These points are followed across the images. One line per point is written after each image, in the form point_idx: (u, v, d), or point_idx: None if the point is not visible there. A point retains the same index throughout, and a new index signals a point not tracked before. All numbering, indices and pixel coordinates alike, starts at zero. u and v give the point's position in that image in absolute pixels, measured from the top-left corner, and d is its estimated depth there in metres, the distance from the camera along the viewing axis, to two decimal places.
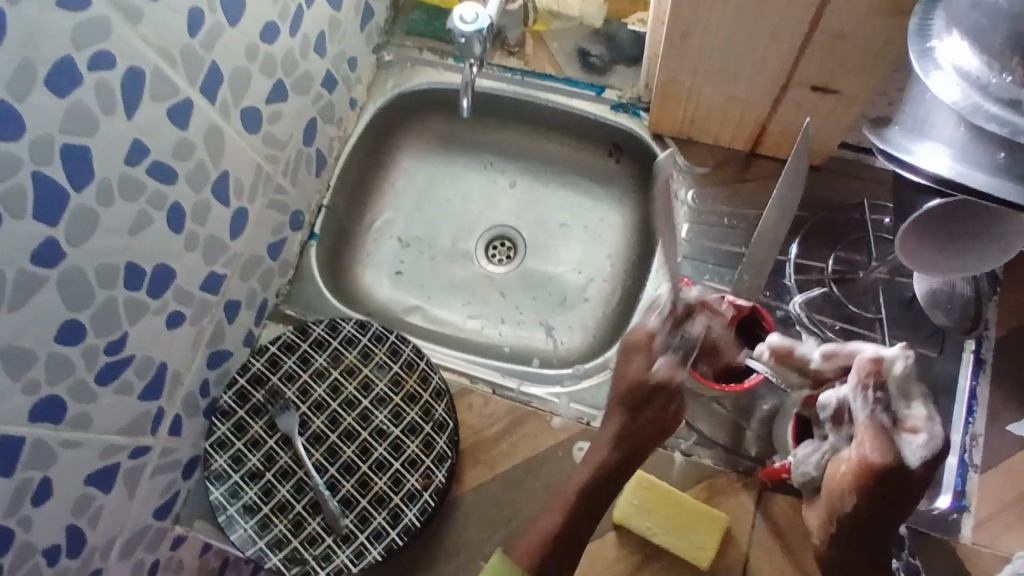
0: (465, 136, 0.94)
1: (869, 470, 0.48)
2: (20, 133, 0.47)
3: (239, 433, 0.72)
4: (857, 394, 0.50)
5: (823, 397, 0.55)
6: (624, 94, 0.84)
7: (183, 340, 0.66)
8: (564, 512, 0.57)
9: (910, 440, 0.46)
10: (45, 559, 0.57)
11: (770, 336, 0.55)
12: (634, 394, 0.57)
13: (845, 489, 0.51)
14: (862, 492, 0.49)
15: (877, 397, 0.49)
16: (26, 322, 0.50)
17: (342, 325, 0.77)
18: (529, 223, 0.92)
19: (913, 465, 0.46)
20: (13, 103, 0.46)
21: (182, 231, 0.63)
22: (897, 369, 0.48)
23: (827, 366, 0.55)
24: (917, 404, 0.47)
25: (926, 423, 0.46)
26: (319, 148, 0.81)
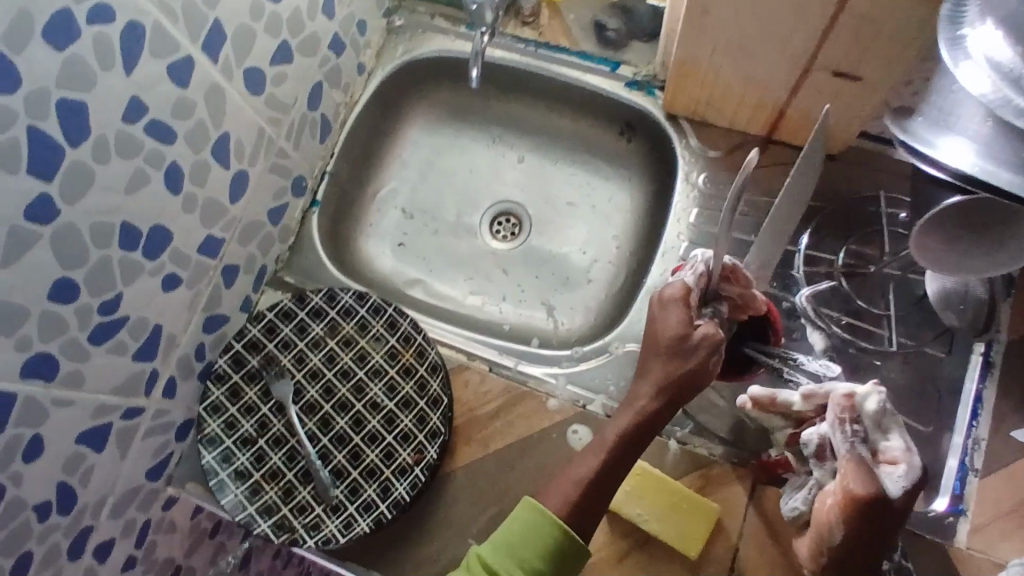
0: (474, 107, 0.91)
1: (858, 499, 0.52)
2: (15, 86, 0.46)
3: (233, 399, 0.72)
4: (836, 429, 0.56)
5: (806, 434, 0.59)
6: (639, 71, 0.81)
7: (179, 302, 0.66)
8: (600, 459, 0.58)
9: (891, 471, 0.53)
10: (36, 515, 0.57)
11: (752, 387, 0.61)
12: (672, 347, 0.60)
13: (834, 519, 0.54)
14: (854, 520, 0.53)
15: (855, 430, 0.55)
16: (17, 278, 0.50)
17: (340, 295, 0.76)
18: (535, 199, 0.90)
19: (895, 496, 0.52)
20: (9, 55, 0.45)
21: (180, 193, 0.62)
22: (874, 405, 0.54)
23: (808, 408, 0.60)
24: (893, 438, 0.54)
25: (905, 455, 0.53)
26: (324, 113, 0.79)
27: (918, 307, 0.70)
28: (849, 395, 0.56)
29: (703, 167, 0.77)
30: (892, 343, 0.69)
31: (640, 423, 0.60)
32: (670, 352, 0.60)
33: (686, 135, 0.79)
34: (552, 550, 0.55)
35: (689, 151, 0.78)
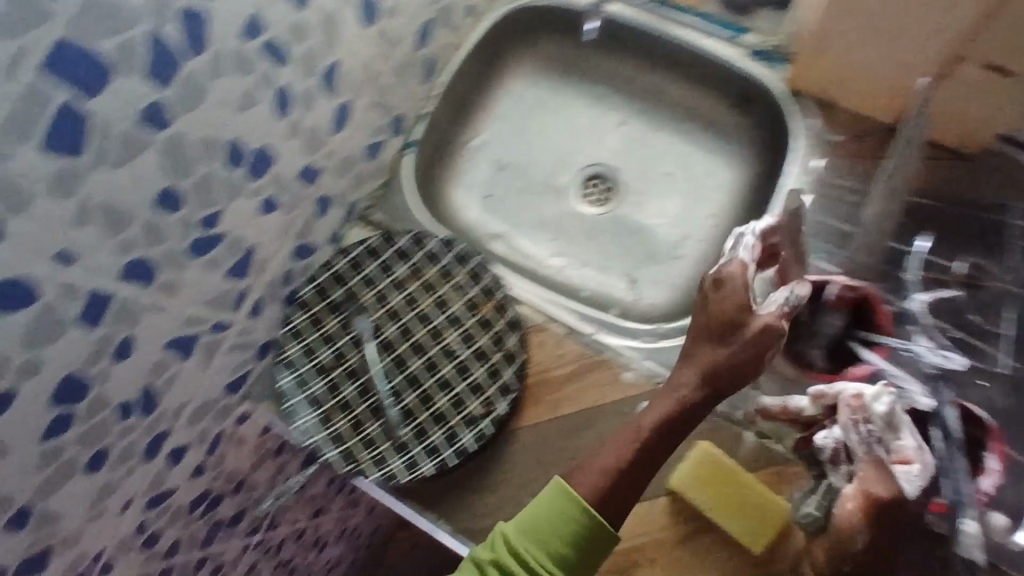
0: (582, 64, 0.88)
1: (877, 501, 0.48)
2: None
3: (314, 327, 0.73)
4: (851, 429, 0.51)
5: (818, 439, 0.54)
6: (767, 41, 0.77)
7: (273, 226, 0.66)
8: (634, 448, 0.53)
9: (905, 471, 0.48)
10: (119, 412, 0.59)
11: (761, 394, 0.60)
12: (721, 329, 0.53)
13: (854, 528, 0.49)
14: (874, 524, 0.48)
15: (869, 431, 0.50)
16: (126, 182, 0.50)
17: (428, 240, 0.77)
18: (632, 164, 0.86)
19: (911, 497, 0.48)
20: None
21: (286, 117, 0.61)
22: (885, 405, 0.50)
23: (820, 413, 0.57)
24: (906, 437, 0.50)
25: (918, 453, 0.49)
26: (431, 53, 0.78)
27: None
28: (858, 395, 0.51)
29: (821, 153, 0.73)
30: (1006, 367, 0.62)
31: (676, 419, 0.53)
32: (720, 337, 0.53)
33: (809, 117, 0.75)
34: (576, 536, 0.51)
35: (810, 134, 0.74)
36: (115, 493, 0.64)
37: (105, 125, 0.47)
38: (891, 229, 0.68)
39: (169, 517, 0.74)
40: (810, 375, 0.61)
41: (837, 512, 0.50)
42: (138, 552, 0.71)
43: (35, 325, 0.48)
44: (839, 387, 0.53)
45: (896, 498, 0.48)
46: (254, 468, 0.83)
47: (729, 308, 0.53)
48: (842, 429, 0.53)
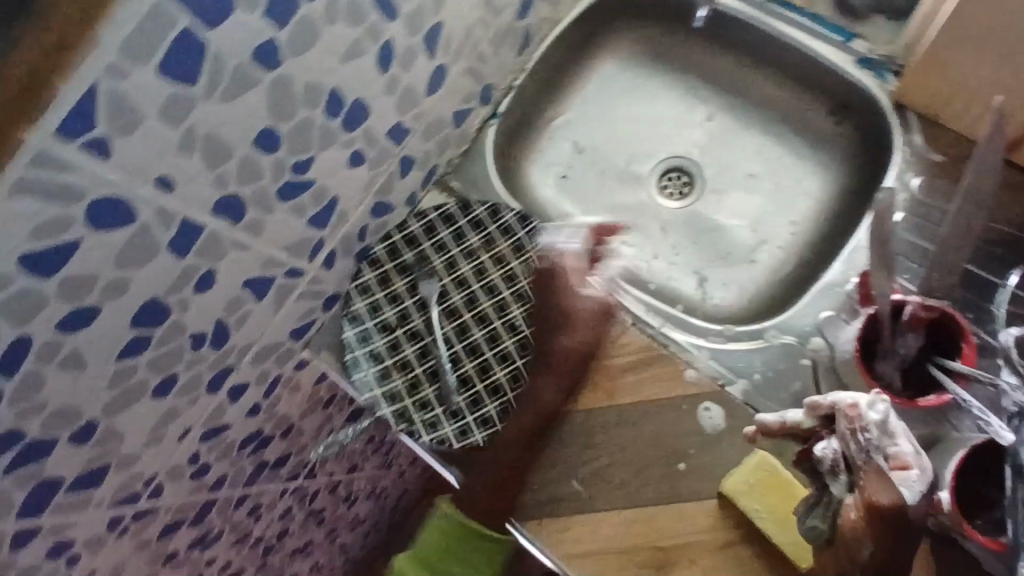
0: (675, 54, 0.87)
1: (883, 510, 0.50)
2: None
3: (382, 285, 0.75)
4: (851, 440, 0.53)
5: (818, 449, 0.55)
6: (876, 49, 0.74)
7: (358, 180, 0.67)
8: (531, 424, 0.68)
9: (906, 477, 0.52)
10: (191, 342, 0.60)
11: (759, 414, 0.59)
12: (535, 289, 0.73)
13: (861, 535, 0.52)
14: (878, 530, 0.51)
15: (868, 439, 0.53)
16: (232, 117, 0.50)
17: (504, 212, 0.77)
18: (715, 162, 0.84)
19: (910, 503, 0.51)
20: None
21: (387, 73, 0.62)
22: (879, 413, 0.53)
23: (819, 425, 0.57)
24: (902, 441, 0.53)
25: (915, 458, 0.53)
26: (529, 26, 0.77)
27: None
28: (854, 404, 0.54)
29: (919, 169, 0.69)
30: None
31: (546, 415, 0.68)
32: (582, 343, 0.69)
33: (911, 132, 0.71)
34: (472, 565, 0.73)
35: (909, 149, 0.70)
36: (175, 420, 0.65)
37: (216, 55, 0.46)
38: (981, 257, 0.66)
39: (219, 452, 0.75)
40: (884, 395, 0.59)
41: (841, 519, 0.53)
42: (188, 481, 0.73)
43: (129, 245, 0.49)
44: (833, 396, 0.55)
45: (897, 504, 0.50)
46: (304, 415, 0.85)
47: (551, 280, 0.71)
48: (839, 441, 0.54)
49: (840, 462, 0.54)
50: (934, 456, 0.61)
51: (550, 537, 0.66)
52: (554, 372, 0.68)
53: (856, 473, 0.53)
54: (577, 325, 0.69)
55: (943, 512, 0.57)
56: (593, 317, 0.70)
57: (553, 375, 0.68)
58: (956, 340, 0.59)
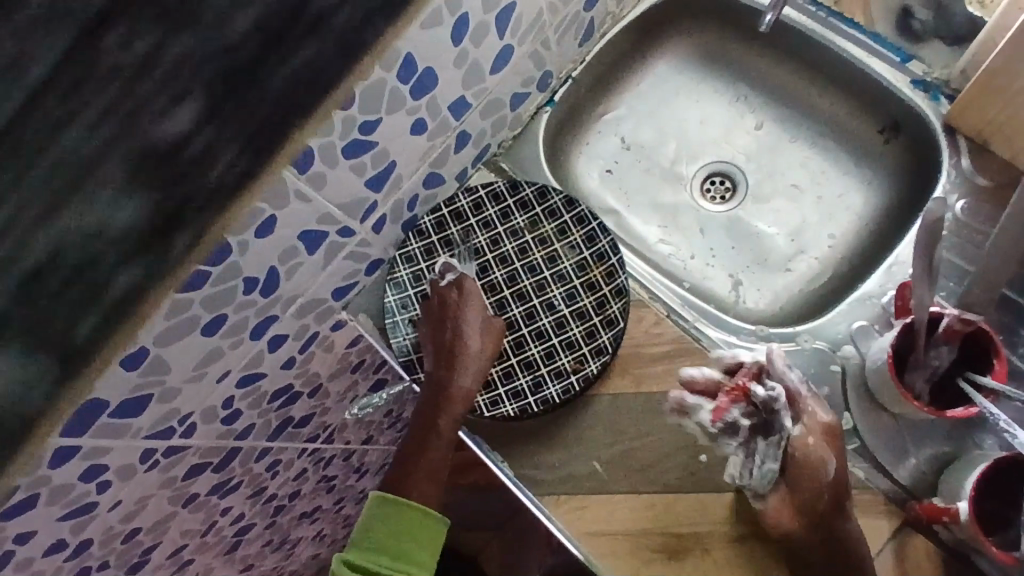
0: (731, 61, 0.88)
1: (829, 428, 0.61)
2: None
3: (427, 256, 0.76)
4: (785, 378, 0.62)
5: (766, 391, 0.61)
6: (932, 72, 0.76)
7: (416, 148, 0.69)
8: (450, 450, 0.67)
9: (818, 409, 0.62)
10: (244, 286, 0.62)
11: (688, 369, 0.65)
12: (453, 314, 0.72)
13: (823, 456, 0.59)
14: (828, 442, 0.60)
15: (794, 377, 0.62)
16: (314, 67, 0.52)
17: (551, 195, 0.78)
18: (760, 170, 0.86)
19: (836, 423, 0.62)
20: None
21: (459, 46, 0.64)
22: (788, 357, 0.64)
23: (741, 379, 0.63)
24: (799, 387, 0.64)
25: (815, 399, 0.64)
26: (593, 18, 0.79)
27: None
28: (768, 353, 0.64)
29: (966, 192, 0.71)
30: None
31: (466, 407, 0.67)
32: (484, 345, 0.69)
33: (961, 154, 0.72)
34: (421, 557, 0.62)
35: (957, 171, 0.72)
36: (218, 360, 0.66)
37: (309, 1, 0.49)
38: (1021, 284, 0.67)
39: (251, 400, 0.76)
40: (912, 402, 0.60)
41: (795, 450, 0.60)
42: (218, 425, 0.74)
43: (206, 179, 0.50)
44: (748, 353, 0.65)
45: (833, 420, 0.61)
46: (332, 377, 0.86)
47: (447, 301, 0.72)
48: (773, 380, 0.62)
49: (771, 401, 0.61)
50: (956, 469, 0.63)
51: (566, 514, 0.67)
52: (464, 372, 0.67)
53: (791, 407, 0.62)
54: (474, 329, 0.69)
55: (961, 521, 0.58)
56: (486, 319, 0.70)
57: (465, 373, 0.67)
58: (988, 355, 0.60)
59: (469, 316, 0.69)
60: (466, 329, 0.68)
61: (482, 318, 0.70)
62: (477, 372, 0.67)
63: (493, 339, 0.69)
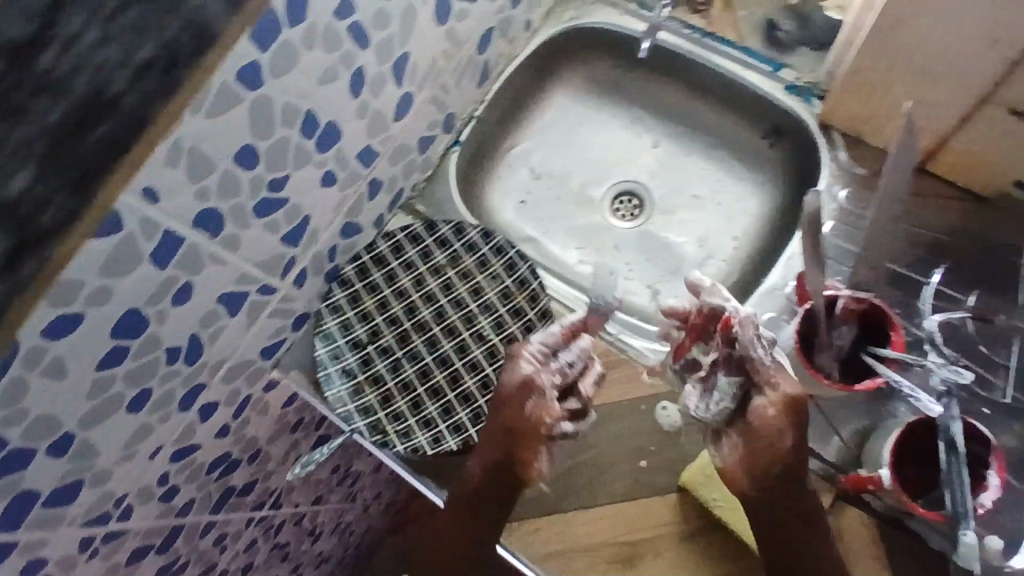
0: (622, 86, 0.94)
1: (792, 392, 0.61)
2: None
3: (352, 304, 0.77)
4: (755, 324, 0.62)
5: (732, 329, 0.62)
6: (801, 77, 0.82)
7: (329, 200, 0.70)
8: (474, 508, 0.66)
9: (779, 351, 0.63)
10: (166, 356, 0.61)
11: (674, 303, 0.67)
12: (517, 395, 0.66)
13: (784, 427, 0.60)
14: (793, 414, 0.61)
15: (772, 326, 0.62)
16: (212, 132, 0.53)
17: (467, 230, 0.80)
18: (662, 185, 0.92)
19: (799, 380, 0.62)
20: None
21: (358, 97, 0.66)
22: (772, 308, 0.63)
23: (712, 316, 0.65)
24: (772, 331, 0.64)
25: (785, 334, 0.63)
26: (487, 60, 0.83)
27: None
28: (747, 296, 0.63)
29: (847, 183, 0.77)
30: (1008, 396, 0.70)
31: (478, 489, 0.66)
32: (508, 427, 0.65)
33: (837, 149, 0.79)
34: None
35: (836, 164, 0.78)
36: (149, 435, 0.65)
37: None
38: (908, 260, 0.74)
39: (188, 474, 0.74)
40: (822, 380, 0.65)
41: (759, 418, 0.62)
42: (156, 504, 0.72)
43: (114, 253, 0.50)
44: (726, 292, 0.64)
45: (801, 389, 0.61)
46: (271, 439, 0.84)
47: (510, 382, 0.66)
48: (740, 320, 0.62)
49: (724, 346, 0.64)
50: (877, 439, 0.66)
51: (522, 540, 0.68)
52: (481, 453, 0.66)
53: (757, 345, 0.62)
54: (501, 411, 0.66)
55: (886, 488, 0.61)
56: (514, 401, 0.65)
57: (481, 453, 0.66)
58: (887, 329, 0.65)
59: (500, 397, 0.66)
60: (496, 411, 0.66)
61: (514, 398, 0.65)
62: (493, 453, 0.65)
63: (523, 422, 0.65)
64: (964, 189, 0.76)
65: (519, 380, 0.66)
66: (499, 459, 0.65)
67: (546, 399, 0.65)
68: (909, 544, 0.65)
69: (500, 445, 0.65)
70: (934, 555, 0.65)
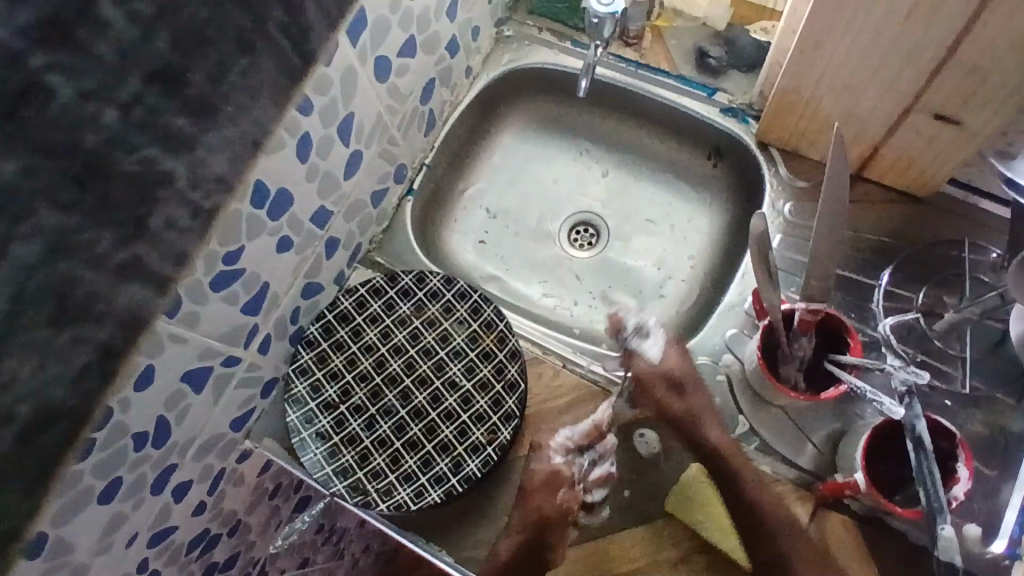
0: (568, 121, 0.97)
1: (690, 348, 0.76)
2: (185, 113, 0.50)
3: (321, 364, 0.76)
4: (801, 335, 0.67)
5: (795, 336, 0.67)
6: (736, 99, 0.85)
7: (287, 264, 0.70)
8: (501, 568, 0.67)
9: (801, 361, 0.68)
10: (134, 443, 0.59)
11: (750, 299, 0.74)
12: (544, 487, 0.69)
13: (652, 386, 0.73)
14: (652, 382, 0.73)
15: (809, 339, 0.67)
16: None
17: (429, 278, 0.81)
18: (615, 213, 0.94)
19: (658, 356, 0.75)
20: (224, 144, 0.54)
21: (307, 161, 0.66)
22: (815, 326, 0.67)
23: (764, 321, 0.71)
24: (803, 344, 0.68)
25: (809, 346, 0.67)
26: (431, 109, 0.84)
27: (985, 352, 0.73)
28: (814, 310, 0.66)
29: (790, 196, 0.80)
30: (966, 386, 0.72)
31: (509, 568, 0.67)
32: (539, 512, 0.68)
33: (777, 164, 0.82)
34: None
35: (777, 179, 0.81)
36: (123, 525, 0.63)
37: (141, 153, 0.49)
38: (854, 264, 0.77)
39: (167, 557, 0.72)
40: (790, 393, 0.66)
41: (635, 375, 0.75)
42: None
43: None
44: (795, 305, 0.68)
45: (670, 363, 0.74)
46: (250, 509, 0.82)
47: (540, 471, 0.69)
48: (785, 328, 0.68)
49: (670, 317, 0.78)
50: (847, 442, 0.68)
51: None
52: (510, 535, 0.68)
53: (793, 350, 0.67)
54: (533, 494, 0.69)
55: (862, 492, 0.62)
56: (543, 487, 0.69)
57: (510, 535, 0.68)
58: (843, 336, 0.67)
59: (530, 481, 0.69)
60: (524, 495, 0.69)
61: (544, 483, 0.69)
62: (522, 534, 0.67)
63: (549, 506, 0.68)
64: (901, 191, 0.79)
65: (553, 468, 0.69)
66: (530, 541, 0.67)
67: (572, 483, 0.69)
68: (893, 543, 0.66)
69: (528, 529, 0.67)
70: (919, 551, 0.66)
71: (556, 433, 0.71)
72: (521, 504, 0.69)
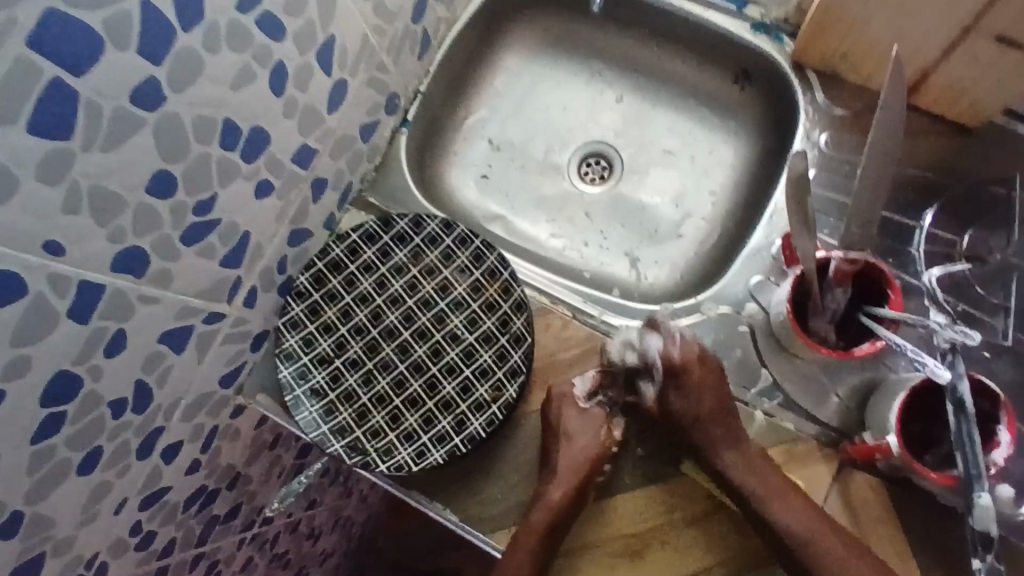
0: (579, 39, 0.87)
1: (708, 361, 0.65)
2: (99, 54, 0.42)
3: (313, 316, 0.71)
4: (838, 288, 0.61)
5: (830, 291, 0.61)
6: (769, 13, 0.75)
7: (269, 211, 0.63)
8: (548, 511, 0.62)
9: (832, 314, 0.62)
10: (111, 411, 0.55)
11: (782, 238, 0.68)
12: (572, 427, 0.66)
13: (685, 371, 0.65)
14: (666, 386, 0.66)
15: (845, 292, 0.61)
16: (109, 168, 0.46)
17: (427, 222, 0.75)
18: (629, 143, 0.86)
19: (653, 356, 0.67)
20: (160, 78, 0.47)
21: (283, 95, 0.58)
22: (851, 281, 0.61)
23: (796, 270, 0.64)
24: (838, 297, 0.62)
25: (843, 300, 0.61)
26: (425, 28, 0.75)
27: None
28: (852, 262, 0.60)
29: (826, 126, 0.71)
30: (1007, 337, 0.67)
31: (556, 514, 0.62)
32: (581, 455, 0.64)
33: (813, 89, 0.73)
34: None
35: (813, 107, 0.72)
36: (108, 493, 0.59)
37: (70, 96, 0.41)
38: (895, 204, 0.70)
39: (163, 516, 0.69)
40: (820, 349, 0.61)
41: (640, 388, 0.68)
42: (133, 553, 0.68)
43: (25, 320, 0.44)
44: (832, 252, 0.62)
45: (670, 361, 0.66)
46: (249, 462, 0.80)
47: (569, 416, 0.66)
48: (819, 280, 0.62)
49: (647, 336, 0.67)
50: (878, 399, 0.63)
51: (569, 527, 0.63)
52: (554, 480, 0.63)
53: (826, 305, 0.62)
54: (572, 438, 0.65)
55: (893, 455, 0.58)
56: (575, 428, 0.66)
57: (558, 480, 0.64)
58: (883, 287, 0.61)
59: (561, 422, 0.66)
60: (560, 437, 0.66)
61: (577, 430, 0.66)
62: (568, 480, 0.63)
63: (587, 451, 0.65)
64: (950, 121, 0.71)
65: (583, 411, 0.67)
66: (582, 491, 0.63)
67: (606, 422, 0.67)
68: (921, 503, 0.63)
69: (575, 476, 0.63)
70: (949, 512, 0.62)
71: (572, 384, 0.68)
72: (555, 447, 0.66)
